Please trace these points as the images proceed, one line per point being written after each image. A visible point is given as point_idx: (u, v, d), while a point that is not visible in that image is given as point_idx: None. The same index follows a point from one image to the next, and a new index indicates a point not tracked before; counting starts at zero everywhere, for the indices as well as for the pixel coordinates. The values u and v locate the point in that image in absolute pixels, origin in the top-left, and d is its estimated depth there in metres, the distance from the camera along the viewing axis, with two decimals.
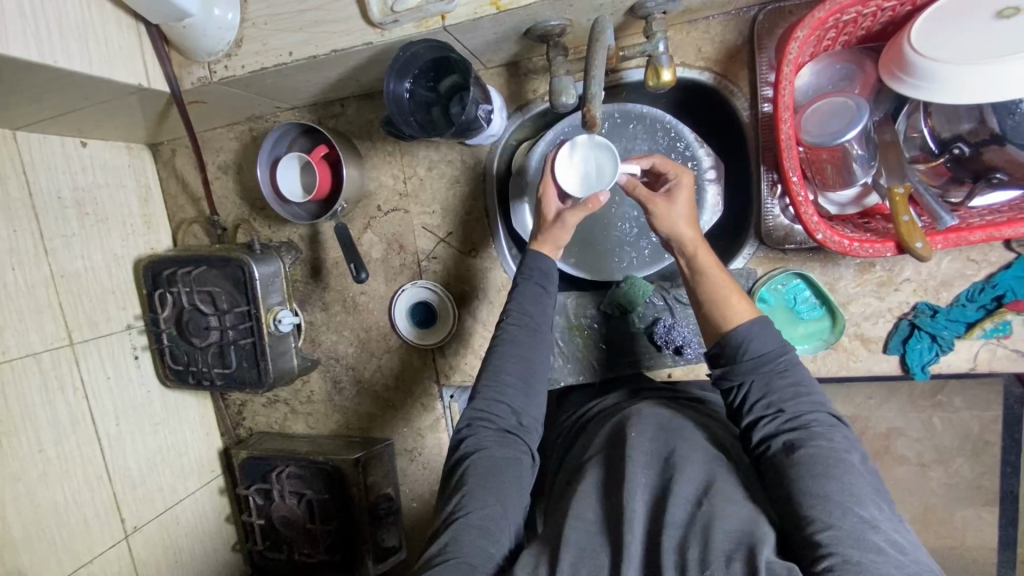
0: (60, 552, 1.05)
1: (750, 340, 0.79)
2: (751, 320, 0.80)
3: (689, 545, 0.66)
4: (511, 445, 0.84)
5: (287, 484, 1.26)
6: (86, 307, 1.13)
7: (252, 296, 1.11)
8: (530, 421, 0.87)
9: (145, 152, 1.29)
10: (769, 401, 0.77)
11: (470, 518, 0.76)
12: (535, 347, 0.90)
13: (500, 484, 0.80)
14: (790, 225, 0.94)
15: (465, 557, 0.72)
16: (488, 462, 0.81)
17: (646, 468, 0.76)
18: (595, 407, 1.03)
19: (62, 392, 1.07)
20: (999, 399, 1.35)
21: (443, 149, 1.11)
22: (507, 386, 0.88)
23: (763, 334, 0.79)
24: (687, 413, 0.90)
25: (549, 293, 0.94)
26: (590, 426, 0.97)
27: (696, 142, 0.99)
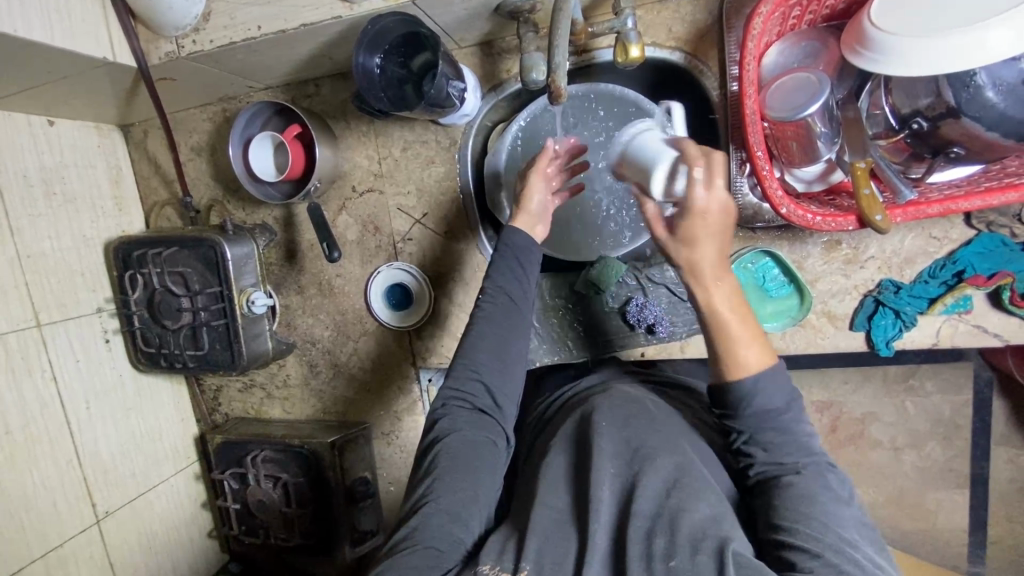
0: (28, 536, 1.04)
1: (754, 395, 0.73)
2: (756, 373, 0.74)
3: (656, 536, 0.66)
4: (484, 426, 0.84)
5: (263, 468, 1.25)
6: (54, 289, 1.11)
7: (224, 277, 1.10)
8: (504, 400, 0.87)
9: (116, 133, 1.27)
10: (769, 451, 0.73)
11: (440, 502, 0.76)
12: (511, 325, 0.89)
13: (471, 465, 0.80)
14: (759, 203, 0.95)
15: (432, 539, 0.73)
16: (460, 445, 0.81)
17: (612, 457, 0.76)
18: (568, 387, 1.03)
19: (29, 374, 1.06)
20: (969, 383, 1.38)
21: (418, 129, 1.11)
22: (484, 364, 0.87)
23: (774, 387, 0.74)
24: (655, 398, 0.90)
25: (526, 274, 0.92)
26: (558, 414, 0.98)
27: (668, 121, 1.00)
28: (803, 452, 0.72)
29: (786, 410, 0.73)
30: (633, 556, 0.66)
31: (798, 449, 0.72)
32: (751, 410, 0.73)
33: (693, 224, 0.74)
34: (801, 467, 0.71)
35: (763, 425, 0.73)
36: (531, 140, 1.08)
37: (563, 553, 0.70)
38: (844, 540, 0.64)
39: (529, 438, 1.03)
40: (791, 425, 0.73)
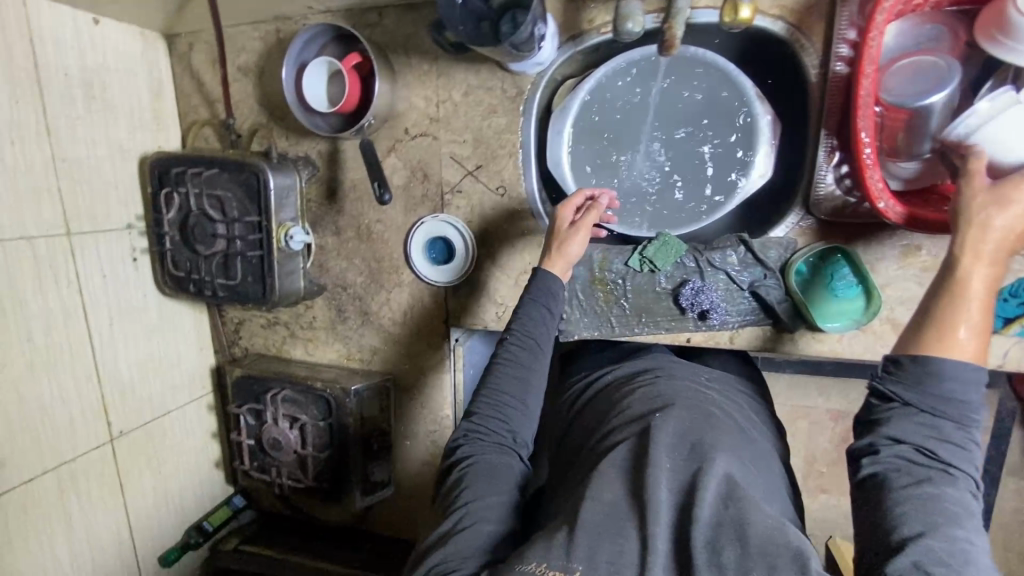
0: (41, 446, 1.02)
1: (938, 374, 0.65)
2: (963, 357, 0.64)
3: (724, 546, 0.64)
4: (506, 454, 0.85)
5: (282, 408, 1.23)
6: (86, 198, 1.06)
7: (265, 207, 1.05)
8: (523, 439, 0.87)
9: (160, 43, 1.20)
10: (918, 447, 0.65)
11: (472, 509, 0.77)
12: (532, 370, 0.89)
13: (497, 485, 0.80)
14: (843, 197, 0.90)
15: (466, 549, 0.72)
16: (485, 467, 0.82)
17: (672, 453, 0.76)
18: (605, 376, 1.03)
19: (55, 282, 1.02)
20: (994, 411, 1.35)
21: (484, 74, 1.03)
22: (503, 402, 0.87)
23: (964, 379, 0.64)
24: (702, 396, 0.90)
25: (552, 317, 0.91)
26: (590, 408, 0.99)
27: (755, 96, 0.93)
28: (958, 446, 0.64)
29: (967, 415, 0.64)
30: (698, 562, 0.63)
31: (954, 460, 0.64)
32: (936, 391, 0.64)
33: (1012, 185, 0.67)
34: (949, 464, 0.64)
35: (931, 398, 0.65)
36: (599, 104, 1.00)
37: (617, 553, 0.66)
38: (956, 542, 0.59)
39: (565, 419, 1.04)
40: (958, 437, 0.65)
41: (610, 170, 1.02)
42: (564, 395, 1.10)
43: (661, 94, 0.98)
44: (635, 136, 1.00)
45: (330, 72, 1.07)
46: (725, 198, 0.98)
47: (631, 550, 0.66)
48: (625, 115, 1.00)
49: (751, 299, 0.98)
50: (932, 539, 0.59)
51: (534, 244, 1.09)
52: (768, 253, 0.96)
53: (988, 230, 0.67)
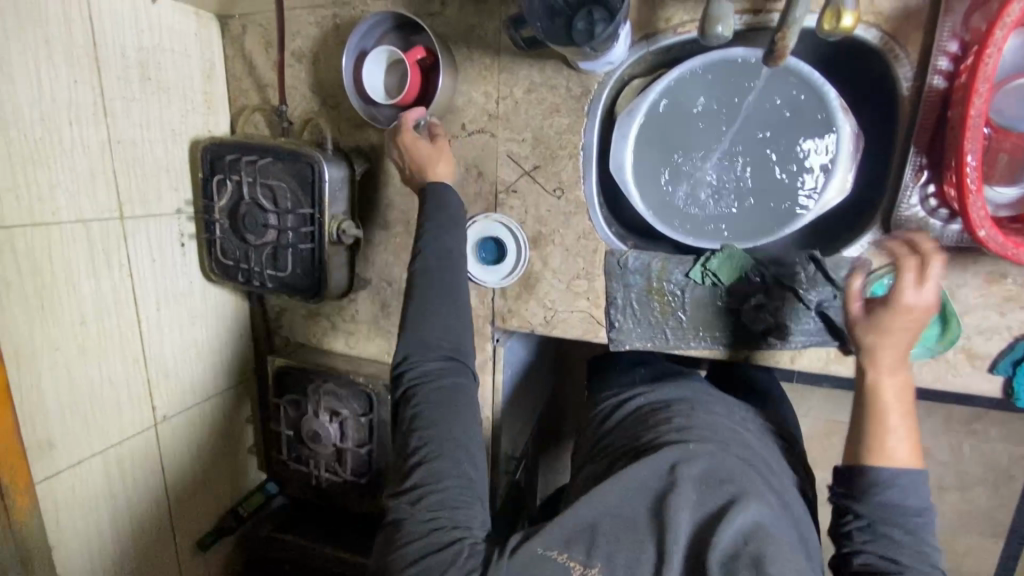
0: (91, 430, 1.01)
1: (885, 481, 0.74)
2: (901, 467, 0.74)
3: (740, 567, 0.66)
4: (456, 372, 0.86)
5: (323, 401, 1.22)
6: (139, 182, 1.05)
7: (319, 199, 1.03)
8: (464, 347, 0.88)
9: (213, 24, 1.17)
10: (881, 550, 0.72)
11: (443, 447, 0.79)
12: (454, 285, 0.90)
13: (453, 410, 0.82)
14: (926, 218, 0.85)
15: (456, 517, 0.75)
16: (436, 392, 0.83)
17: (699, 489, 0.77)
18: (637, 399, 1.04)
19: (108, 266, 1.01)
20: None
21: (548, 71, 1.00)
22: (438, 327, 0.88)
23: (913, 489, 0.73)
24: (733, 433, 0.90)
25: (461, 228, 0.94)
26: (620, 431, 0.99)
27: (840, 108, 0.87)
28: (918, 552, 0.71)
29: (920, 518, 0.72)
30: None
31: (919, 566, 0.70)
32: (881, 498, 0.73)
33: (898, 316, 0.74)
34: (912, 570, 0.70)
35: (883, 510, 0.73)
36: (670, 109, 0.96)
37: None
38: None
39: (592, 438, 1.05)
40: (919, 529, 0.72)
41: (675, 179, 0.99)
42: (592, 413, 1.10)
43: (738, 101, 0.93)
44: (705, 145, 0.96)
45: (389, 61, 1.05)
46: (795, 216, 0.94)
47: (648, 560, 0.71)
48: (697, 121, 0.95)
49: (817, 319, 0.95)
50: None
51: (588, 249, 1.06)
52: (839, 272, 0.93)
53: (886, 359, 0.76)
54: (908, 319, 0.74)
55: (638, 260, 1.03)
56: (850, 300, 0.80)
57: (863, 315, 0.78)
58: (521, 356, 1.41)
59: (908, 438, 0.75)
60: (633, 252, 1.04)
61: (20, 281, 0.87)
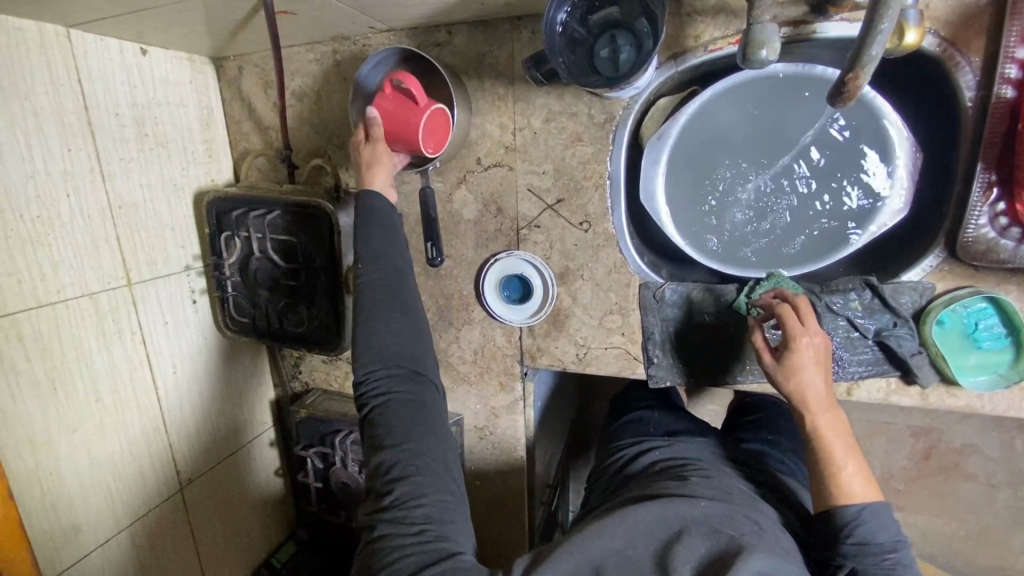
0: (117, 505, 0.97)
1: (860, 524, 0.74)
2: (865, 503, 0.74)
3: None
4: (420, 383, 0.83)
5: (350, 452, 1.18)
6: (145, 244, 1.00)
7: (332, 251, 0.97)
8: (423, 361, 0.85)
9: (208, 67, 1.11)
10: None
11: (419, 462, 0.76)
12: (402, 287, 0.86)
13: (423, 426, 0.79)
14: (996, 238, 0.77)
15: (443, 529, 0.72)
16: (409, 406, 0.80)
17: (699, 537, 0.72)
18: (653, 453, 0.98)
19: (120, 336, 0.96)
20: None
21: (568, 98, 0.93)
22: (397, 334, 0.84)
23: (879, 523, 0.74)
24: (746, 494, 0.84)
25: (393, 243, 0.88)
26: (635, 479, 0.94)
27: (896, 124, 0.79)
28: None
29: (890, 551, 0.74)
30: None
31: None
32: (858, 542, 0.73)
33: (804, 363, 0.77)
34: None
35: (866, 552, 0.73)
36: (703, 132, 0.88)
37: None
38: None
39: (606, 488, 0.99)
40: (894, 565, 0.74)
41: (711, 206, 0.92)
42: (609, 458, 1.06)
43: (776, 122, 0.86)
44: (743, 169, 0.89)
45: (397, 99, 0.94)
46: (845, 243, 0.87)
47: None
48: (732, 145, 0.88)
49: (875, 348, 0.87)
50: None
51: (620, 283, 0.99)
52: (900, 300, 0.85)
53: (816, 403, 0.77)
54: (811, 362, 0.78)
55: (676, 292, 0.96)
56: (761, 354, 0.82)
57: (777, 367, 0.80)
58: (549, 385, 1.36)
59: (864, 477, 0.76)
60: (670, 283, 0.97)
61: (29, 367, 0.82)
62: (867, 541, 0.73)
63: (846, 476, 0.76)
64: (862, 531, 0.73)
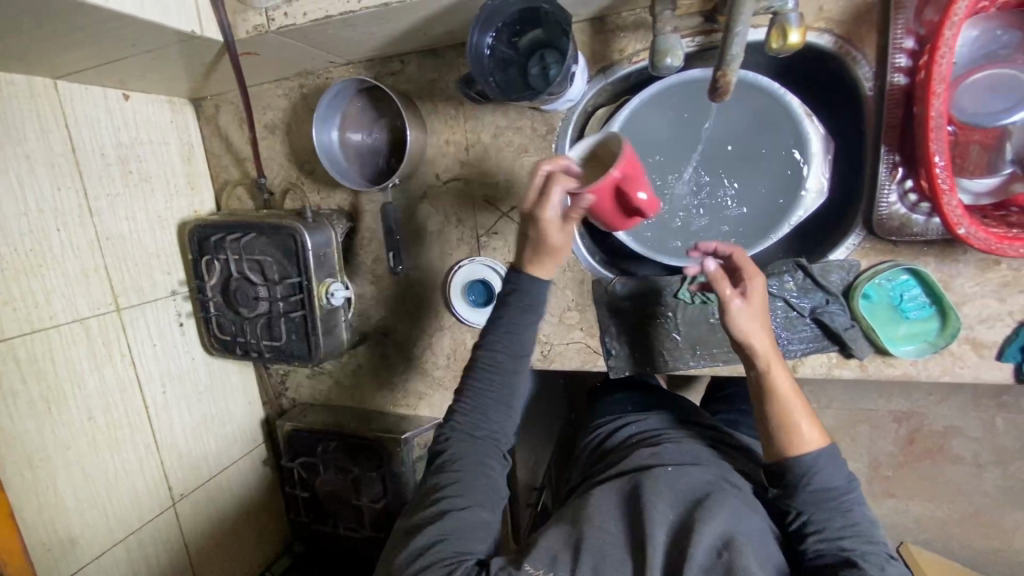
0: (112, 520, 1.02)
1: (817, 471, 0.75)
2: (818, 450, 0.76)
3: None
4: (495, 427, 0.86)
5: (334, 459, 1.24)
6: (132, 272, 1.07)
7: (304, 267, 1.05)
8: (503, 434, 0.86)
9: (187, 107, 1.21)
10: (825, 535, 0.74)
11: (464, 500, 0.80)
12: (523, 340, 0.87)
13: (480, 466, 0.83)
14: (908, 214, 0.83)
15: (455, 537, 0.76)
16: (472, 464, 0.83)
17: (667, 497, 0.77)
18: (629, 427, 1.04)
19: (110, 359, 1.03)
20: None
21: (512, 114, 1.01)
22: (488, 386, 0.87)
23: (833, 467, 0.76)
24: (713, 456, 0.90)
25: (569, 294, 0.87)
26: (612, 453, 1.00)
27: (804, 115, 0.86)
28: (865, 538, 0.74)
29: (845, 494, 0.76)
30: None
31: (859, 536, 0.74)
32: (814, 487, 0.75)
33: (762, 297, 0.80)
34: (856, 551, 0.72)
35: (826, 500, 0.75)
36: (634, 134, 0.96)
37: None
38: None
39: (585, 465, 1.05)
40: (851, 507, 0.76)
41: None
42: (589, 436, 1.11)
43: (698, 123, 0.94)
44: (673, 169, 0.97)
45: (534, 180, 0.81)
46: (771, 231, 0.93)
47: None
48: (662, 147, 0.96)
49: (813, 326, 0.92)
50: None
51: (574, 280, 1.06)
52: (830, 278, 0.91)
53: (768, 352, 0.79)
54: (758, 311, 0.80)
55: (625, 285, 1.02)
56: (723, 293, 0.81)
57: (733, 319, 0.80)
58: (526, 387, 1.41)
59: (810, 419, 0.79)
60: (619, 278, 1.04)
61: (25, 389, 0.89)
62: (825, 487, 0.75)
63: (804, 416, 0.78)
64: (820, 476, 0.75)
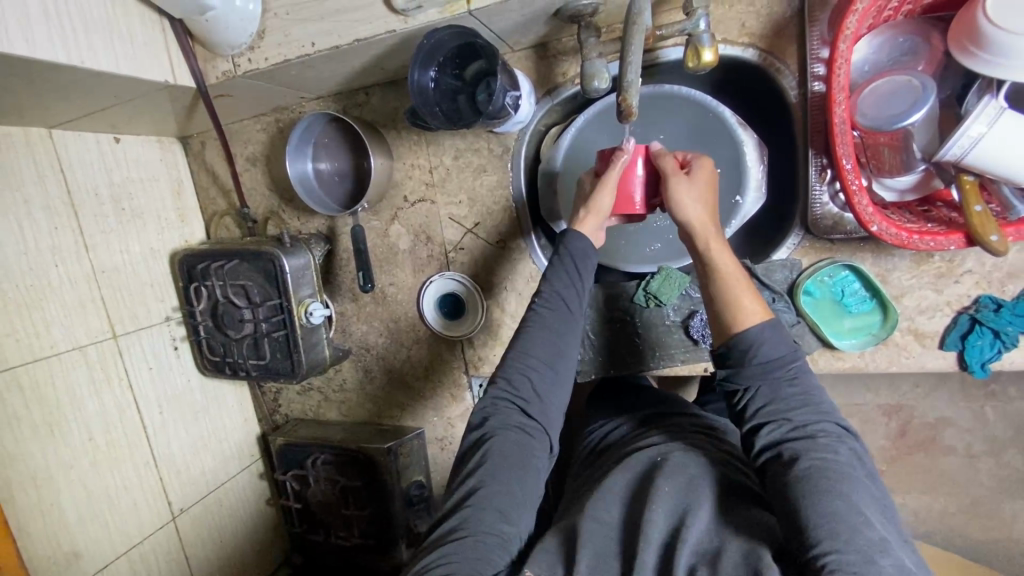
0: (114, 533, 1.09)
1: (762, 343, 0.74)
2: (761, 324, 0.75)
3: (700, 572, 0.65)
4: (529, 432, 0.83)
5: (322, 471, 1.30)
6: (127, 301, 1.16)
7: (283, 289, 1.11)
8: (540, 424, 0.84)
9: (176, 145, 1.30)
10: (776, 411, 0.73)
11: (490, 493, 0.76)
12: (562, 341, 0.86)
13: (515, 473, 0.79)
14: (840, 213, 0.88)
15: (484, 538, 0.72)
16: (509, 451, 0.80)
17: (669, 479, 0.76)
18: (623, 428, 1.04)
19: (108, 382, 1.11)
20: None
21: (470, 137, 1.08)
22: (530, 384, 0.84)
23: (774, 339, 0.75)
24: (708, 440, 0.89)
25: (585, 276, 0.89)
26: (611, 453, 0.99)
27: (738, 125, 0.92)
28: (813, 410, 0.72)
29: (793, 361, 0.75)
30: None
31: (808, 406, 0.73)
32: (761, 360, 0.74)
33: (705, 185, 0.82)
34: (805, 425, 0.71)
35: (770, 377, 0.74)
36: (580, 151, 1.04)
37: None
38: (844, 474, 0.66)
39: (581, 471, 1.05)
40: (798, 378, 0.75)
41: None
42: (584, 442, 1.12)
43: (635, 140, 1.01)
44: None
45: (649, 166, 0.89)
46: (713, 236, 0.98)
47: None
48: None
49: None
50: (813, 467, 0.66)
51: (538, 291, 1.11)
52: (774, 276, 0.94)
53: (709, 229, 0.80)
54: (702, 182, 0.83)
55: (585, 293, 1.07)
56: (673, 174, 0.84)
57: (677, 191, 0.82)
58: None
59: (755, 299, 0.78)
60: None
61: (28, 413, 0.97)
62: (770, 357, 0.74)
63: (745, 296, 0.77)
64: (765, 349, 0.74)
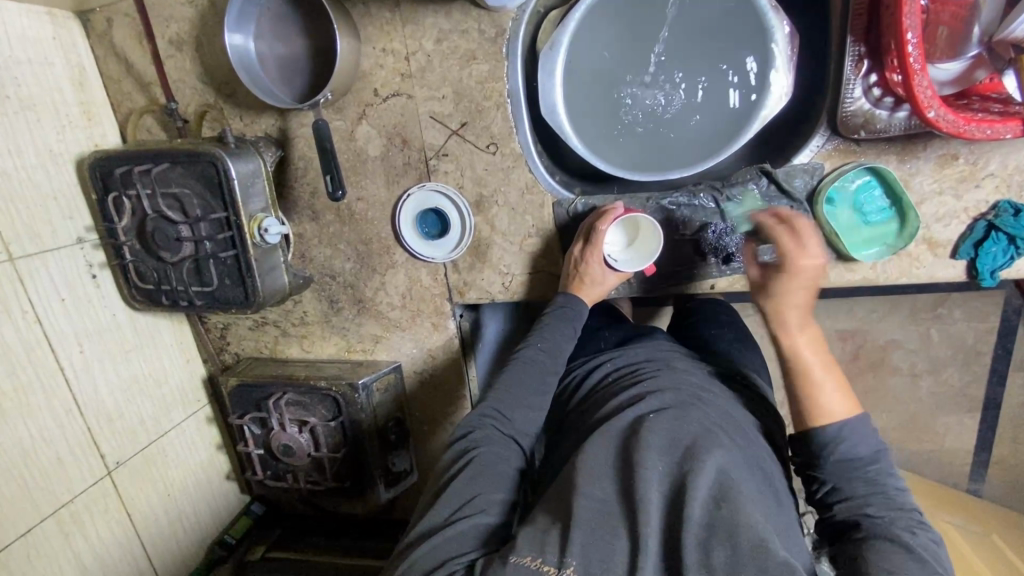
0: (36, 495, 0.92)
1: (840, 442, 0.73)
2: (844, 419, 0.73)
3: (712, 548, 0.61)
4: (511, 449, 0.81)
5: (288, 412, 1.15)
6: (25, 216, 0.92)
7: (229, 199, 0.93)
8: (518, 432, 0.84)
9: (72, 22, 1.03)
10: (851, 501, 0.72)
11: (473, 497, 0.73)
12: (545, 378, 0.89)
13: (500, 483, 0.76)
14: (871, 110, 0.81)
15: (462, 536, 0.69)
16: (488, 461, 0.78)
17: (663, 454, 0.72)
18: (606, 365, 1.00)
19: (9, 316, 0.89)
20: (998, 311, 1.41)
21: (456, 16, 0.91)
22: (512, 415, 0.85)
23: (858, 436, 0.73)
24: (696, 388, 0.87)
25: (574, 331, 0.93)
26: (591, 399, 0.95)
27: (771, 9, 0.82)
28: (889, 504, 0.70)
29: (874, 462, 0.73)
30: (687, 564, 0.60)
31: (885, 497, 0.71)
32: (839, 457, 0.73)
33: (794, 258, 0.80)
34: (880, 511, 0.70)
35: (858, 471, 0.73)
36: (586, 37, 0.90)
37: (607, 558, 0.62)
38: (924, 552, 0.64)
39: (560, 412, 1.02)
40: (877, 475, 0.72)
41: (607, 111, 0.93)
42: (564, 379, 1.06)
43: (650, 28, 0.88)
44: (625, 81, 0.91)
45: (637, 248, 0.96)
46: (724, 144, 0.90)
47: (623, 549, 0.63)
48: (611, 60, 0.91)
49: None
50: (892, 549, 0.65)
51: (534, 205, 1.00)
52: (794, 183, 0.89)
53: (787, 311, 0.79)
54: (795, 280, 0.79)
55: (587, 206, 0.99)
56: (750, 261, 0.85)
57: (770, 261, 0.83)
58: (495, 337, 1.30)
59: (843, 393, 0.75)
60: (581, 198, 1.00)
61: None
62: (848, 455, 0.73)
63: (824, 389, 0.75)
64: (843, 447, 0.73)
